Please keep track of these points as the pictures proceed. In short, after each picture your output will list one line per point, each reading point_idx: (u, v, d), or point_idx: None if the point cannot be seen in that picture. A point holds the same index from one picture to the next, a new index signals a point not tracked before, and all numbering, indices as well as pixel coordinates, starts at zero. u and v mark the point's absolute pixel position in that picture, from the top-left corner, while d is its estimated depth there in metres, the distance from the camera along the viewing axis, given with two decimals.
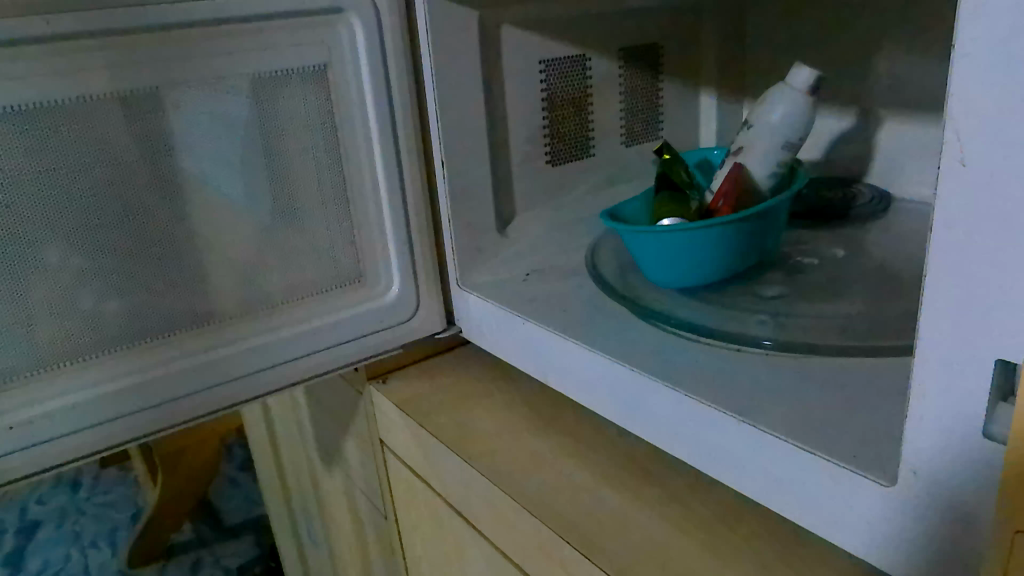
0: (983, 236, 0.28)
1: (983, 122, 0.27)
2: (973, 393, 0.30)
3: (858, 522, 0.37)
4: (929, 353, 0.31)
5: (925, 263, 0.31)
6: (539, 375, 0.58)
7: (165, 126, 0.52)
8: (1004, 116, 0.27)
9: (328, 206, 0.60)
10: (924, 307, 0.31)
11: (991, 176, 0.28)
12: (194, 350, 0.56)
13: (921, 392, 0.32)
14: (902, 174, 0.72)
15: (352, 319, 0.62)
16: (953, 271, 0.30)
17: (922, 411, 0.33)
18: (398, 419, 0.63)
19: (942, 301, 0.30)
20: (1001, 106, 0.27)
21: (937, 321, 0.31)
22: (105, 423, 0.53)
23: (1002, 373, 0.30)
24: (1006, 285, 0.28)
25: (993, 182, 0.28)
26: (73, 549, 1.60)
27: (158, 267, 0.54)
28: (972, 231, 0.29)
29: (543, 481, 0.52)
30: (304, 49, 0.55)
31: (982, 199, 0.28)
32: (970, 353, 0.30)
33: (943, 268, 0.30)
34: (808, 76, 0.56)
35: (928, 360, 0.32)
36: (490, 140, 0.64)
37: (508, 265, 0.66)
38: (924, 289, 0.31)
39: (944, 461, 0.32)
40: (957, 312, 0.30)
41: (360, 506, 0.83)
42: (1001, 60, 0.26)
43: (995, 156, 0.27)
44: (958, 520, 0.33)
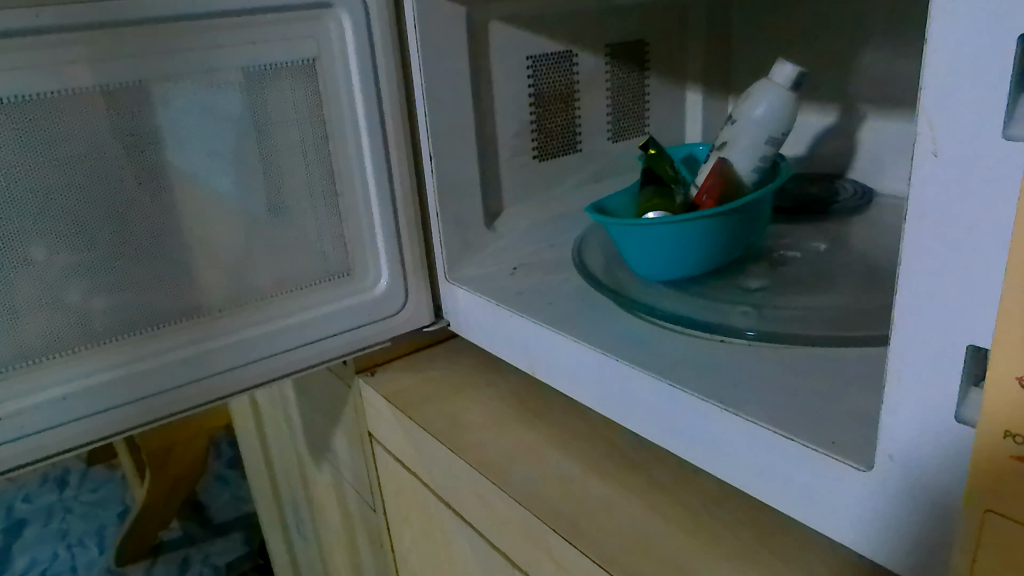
0: (955, 226, 0.29)
1: (954, 116, 0.28)
2: (945, 377, 0.31)
3: (836, 506, 0.38)
4: (904, 340, 0.32)
5: (900, 252, 0.31)
6: (526, 367, 0.59)
7: (153, 118, 0.52)
8: (976, 110, 0.28)
9: (316, 200, 0.60)
10: (899, 296, 0.32)
11: (960, 169, 0.29)
12: (181, 344, 0.57)
13: (896, 379, 0.33)
14: (884, 169, 0.73)
15: (341, 312, 0.62)
16: (926, 261, 0.31)
17: (897, 398, 0.33)
18: (387, 412, 0.64)
19: (915, 290, 0.31)
20: (972, 102, 0.28)
21: (912, 310, 0.32)
22: (96, 415, 0.53)
23: (973, 361, 0.31)
24: (976, 275, 0.29)
25: (964, 173, 0.29)
26: (60, 547, 1.59)
27: (145, 261, 0.54)
28: (945, 221, 0.30)
29: (530, 471, 0.53)
30: (292, 44, 0.56)
31: (954, 190, 0.29)
32: (943, 339, 0.31)
33: (916, 258, 0.31)
34: (790, 73, 0.57)
35: (903, 347, 0.33)
36: (478, 135, 0.64)
37: (496, 259, 0.67)
38: (899, 277, 0.32)
39: (918, 445, 0.33)
40: (930, 299, 0.31)
41: (349, 501, 0.84)
42: (972, 56, 0.27)
43: (966, 151, 0.28)
44: (931, 501, 0.33)
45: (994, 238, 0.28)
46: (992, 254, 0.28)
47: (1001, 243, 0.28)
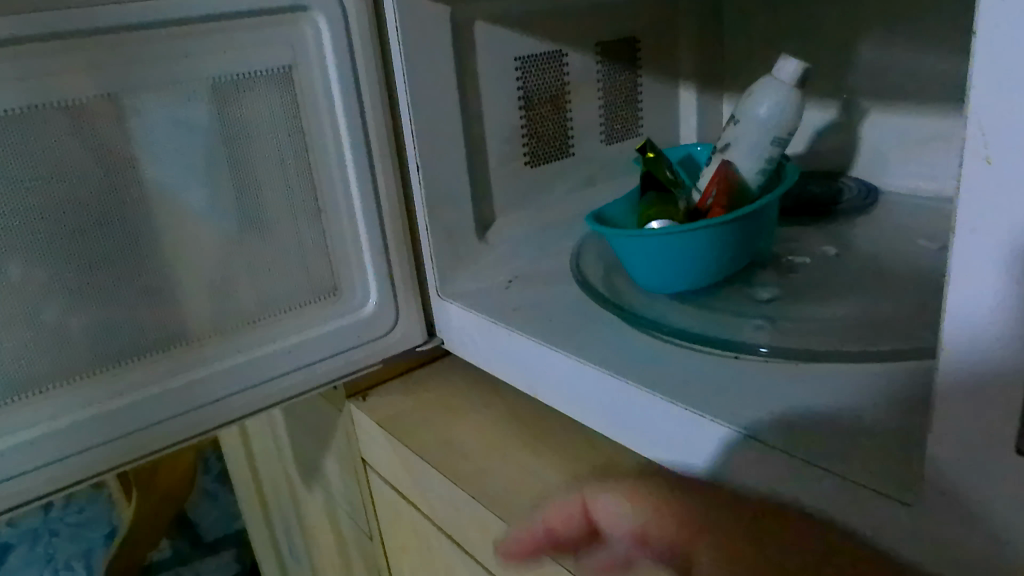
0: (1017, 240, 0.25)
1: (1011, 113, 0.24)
2: (998, 400, 0.27)
3: None
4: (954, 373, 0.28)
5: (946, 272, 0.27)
6: (527, 388, 0.56)
7: (118, 135, 0.49)
8: None
9: (298, 217, 0.57)
10: (947, 322, 0.28)
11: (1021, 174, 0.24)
12: (160, 376, 0.53)
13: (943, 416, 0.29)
14: (888, 166, 0.70)
15: (329, 335, 0.59)
16: (979, 281, 0.26)
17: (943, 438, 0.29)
18: (380, 438, 0.60)
19: (965, 315, 0.27)
20: None
21: (961, 338, 0.27)
22: (67, 458, 0.49)
23: None
24: None
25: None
26: None
27: (117, 288, 0.51)
28: (1002, 235, 0.25)
29: (536, 501, 0.49)
30: (267, 50, 0.52)
31: (1014, 199, 0.25)
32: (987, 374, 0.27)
33: (967, 278, 0.27)
34: (794, 69, 0.54)
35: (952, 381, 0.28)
36: (466, 142, 0.61)
37: (490, 272, 0.63)
38: (946, 300, 0.28)
39: None
40: (986, 325, 0.27)
41: (343, 527, 0.80)
42: None
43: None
44: None
45: None
46: None
47: None
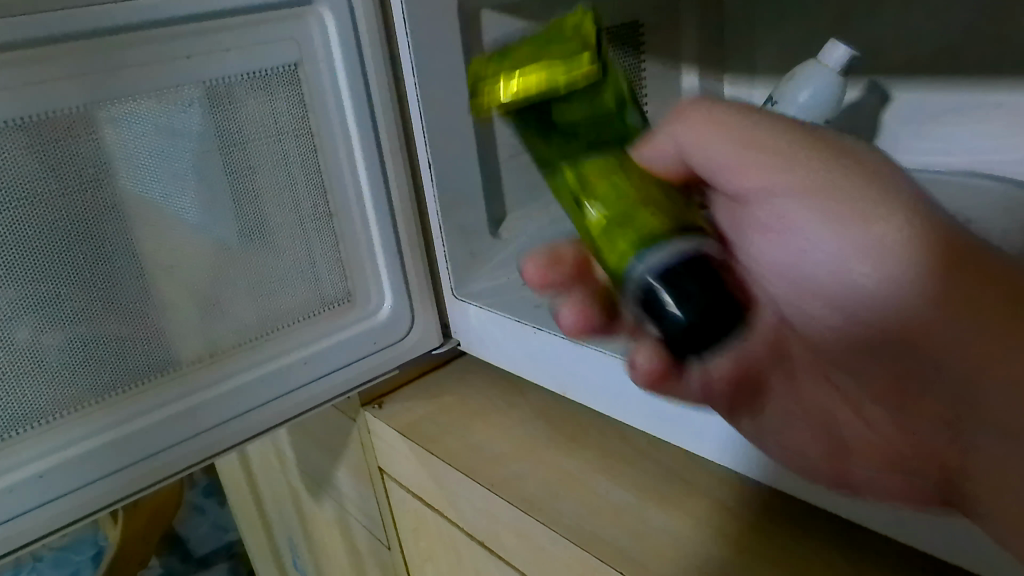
0: None
1: None
2: None
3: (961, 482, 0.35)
4: None
5: None
6: (555, 386, 0.55)
7: (116, 146, 0.45)
8: None
9: (307, 224, 0.54)
10: None
11: None
12: (170, 397, 0.50)
13: None
14: (902, 143, 0.70)
15: (344, 343, 0.56)
16: None
17: None
18: (402, 446, 0.58)
19: None
20: None
21: None
22: (78, 490, 0.46)
23: None
24: None
25: None
26: None
27: (129, 308, 0.47)
28: None
29: (578, 504, 0.48)
30: (270, 48, 0.49)
31: None
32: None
33: None
34: (841, 55, 0.53)
35: None
36: (478, 136, 0.59)
37: (506, 269, 0.61)
38: None
39: None
40: None
41: (357, 537, 0.78)
42: None
43: None
44: None
45: None
46: None
47: None
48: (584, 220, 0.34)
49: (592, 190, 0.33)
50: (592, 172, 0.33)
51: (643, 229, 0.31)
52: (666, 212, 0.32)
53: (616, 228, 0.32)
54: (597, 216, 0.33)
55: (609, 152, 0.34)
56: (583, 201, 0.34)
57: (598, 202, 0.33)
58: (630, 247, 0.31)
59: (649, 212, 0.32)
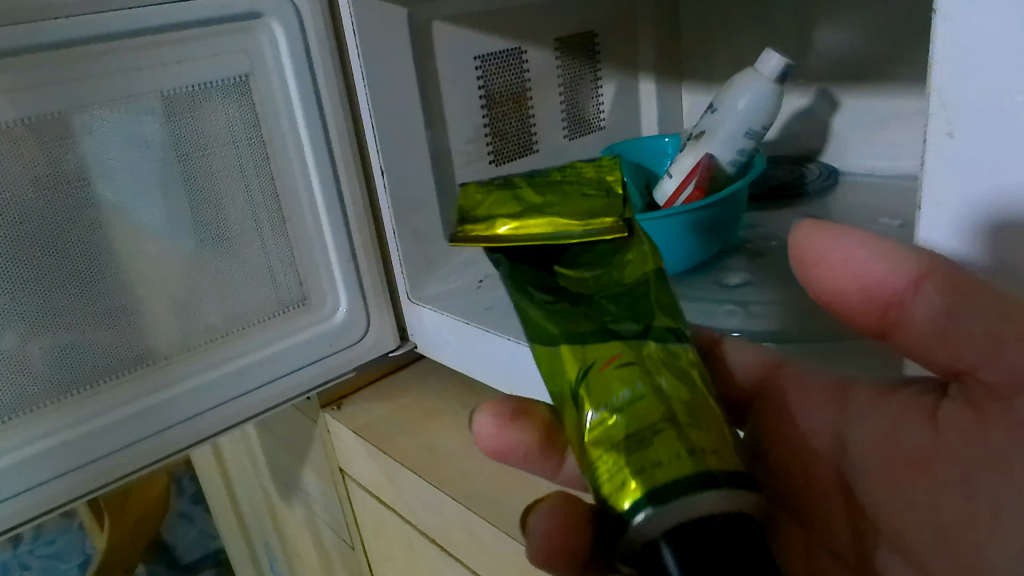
0: (972, 147, 0.28)
1: (967, 69, 0.27)
2: None
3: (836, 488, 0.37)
4: (937, 216, 0.30)
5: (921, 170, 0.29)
6: (503, 387, 0.56)
7: (69, 156, 0.47)
8: (976, 65, 0.26)
9: (262, 229, 0.56)
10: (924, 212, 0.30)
11: (978, 124, 0.27)
12: (127, 397, 0.52)
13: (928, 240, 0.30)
14: (851, 148, 0.72)
15: (300, 346, 0.58)
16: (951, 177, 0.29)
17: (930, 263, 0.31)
18: (359, 446, 0.60)
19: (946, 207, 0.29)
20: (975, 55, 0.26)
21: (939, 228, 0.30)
22: (35, 488, 0.48)
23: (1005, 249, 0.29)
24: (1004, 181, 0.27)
25: (993, 121, 0.27)
26: None
27: (84, 311, 0.49)
28: (969, 141, 0.28)
29: (521, 500, 0.49)
30: (221, 60, 0.51)
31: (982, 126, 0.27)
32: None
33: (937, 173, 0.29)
34: (777, 64, 0.55)
35: None
36: (432, 144, 0.61)
37: (461, 273, 0.63)
38: (922, 201, 0.30)
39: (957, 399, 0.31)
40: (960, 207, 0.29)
41: (325, 539, 0.79)
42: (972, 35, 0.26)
43: (976, 109, 0.27)
44: None
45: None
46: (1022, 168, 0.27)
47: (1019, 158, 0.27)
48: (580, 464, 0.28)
49: (611, 393, 0.28)
50: (572, 372, 0.30)
51: (644, 483, 0.25)
52: (702, 435, 0.26)
53: (619, 468, 0.25)
54: (592, 424, 0.27)
55: (628, 359, 0.29)
56: (546, 373, 0.32)
57: (617, 403, 0.27)
58: (623, 503, 0.25)
59: (673, 444, 0.25)
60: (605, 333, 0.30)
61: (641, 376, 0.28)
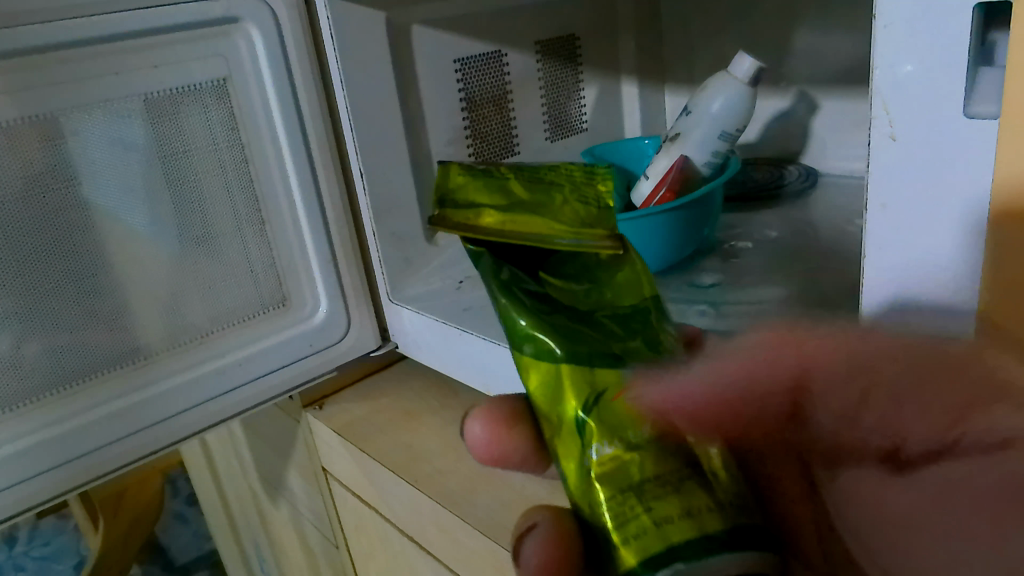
0: (917, 149, 0.28)
1: (908, 71, 0.28)
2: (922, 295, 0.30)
3: None
4: (887, 219, 0.30)
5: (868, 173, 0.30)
6: (480, 386, 0.56)
7: (48, 159, 0.48)
8: (917, 67, 0.27)
9: (244, 231, 0.56)
10: (874, 215, 0.31)
11: (921, 126, 0.28)
12: (108, 397, 0.52)
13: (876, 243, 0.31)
14: (829, 150, 0.73)
15: (280, 346, 0.58)
16: (897, 179, 0.29)
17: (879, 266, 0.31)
18: (339, 446, 0.60)
19: (895, 208, 0.30)
20: (915, 58, 0.27)
21: (890, 230, 0.30)
22: (15, 486, 0.48)
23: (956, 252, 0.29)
24: (949, 180, 0.28)
25: (933, 123, 0.28)
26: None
27: (66, 312, 0.50)
28: (912, 143, 0.28)
29: (494, 498, 0.50)
30: (200, 64, 0.52)
31: (924, 128, 0.28)
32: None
33: (884, 176, 0.30)
34: (750, 67, 0.56)
35: (878, 276, 0.31)
36: (411, 146, 0.61)
37: (441, 274, 0.64)
38: (870, 204, 0.31)
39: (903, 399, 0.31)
40: (909, 209, 0.29)
41: (310, 538, 0.80)
42: (912, 40, 0.27)
43: (919, 112, 0.28)
44: None
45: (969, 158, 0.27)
46: (966, 167, 0.27)
47: (964, 157, 0.27)
48: (581, 503, 0.27)
49: (625, 433, 0.27)
50: (580, 398, 0.28)
51: (660, 537, 0.25)
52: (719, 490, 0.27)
53: (634, 516, 0.26)
54: (606, 458, 0.27)
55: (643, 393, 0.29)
56: (536, 390, 0.30)
57: (622, 444, 0.27)
58: (634, 558, 0.25)
59: (695, 498, 0.26)
60: (611, 355, 0.29)
61: (649, 419, 0.28)
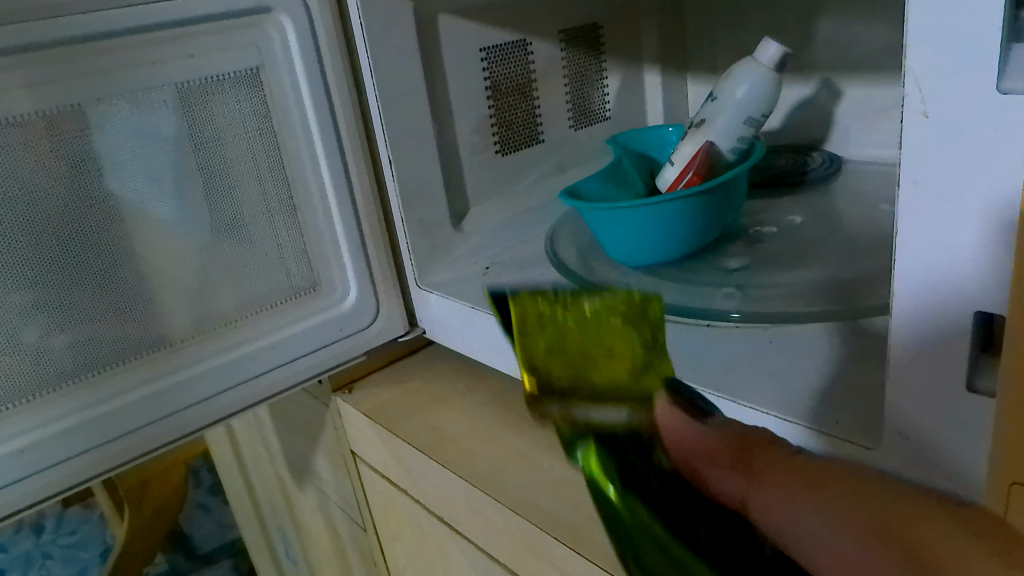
0: (949, 128, 0.28)
1: (943, 49, 0.27)
2: (948, 282, 0.30)
3: None
4: (917, 202, 0.29)
5: (900, 154, 0.29)
6: (507, 369, 0.57)
7: (90, 145, 0.49)
8: (950, 45, 0.27)
9: (275, 218, 0.58)
10: (903, 197, 0.30)
11: (955, 106, 0.27)
12: (146, 379, 0.53)
13: (906, 226, 0.30)
14: (852, 137, 0.73)
15: (310, 330, 0.60)
16: (928, 159, 0.28)
17: (908, 249, 0.30)
18: (368, 429, 0.61)
19: (926, 190, 0.29)
20: (949, 37, 0.26)
21: (918, 213, 0.30)
22: (57, 465, 0.50)
23: (989, 237, 0.28)
24: (982, 162, 0.27)
25: (966, 103, 0.27)
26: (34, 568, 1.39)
27: (104, 298, 0.51)
28: (946, 122, 0.28)
29: (522, 478, 0.51)
30: (232, 54, 0.53)
31: (960, 107, 0.27)
32: (932, 319, 0.31)
33: (916, 156, 0.29)
34: (775, 52, 0.56)
35: (908, 259, 0.31)
36: (438, 134, 0.62)
37: (467, 260, 0.65)
38: (900, 186, 0.30)
39: (928, 381, 0.32)
40: (940, 189, 0.29)
41: (337, 522, 0.81)
42: (947, 18, 0.26)
43: (951, 93, 0.27)
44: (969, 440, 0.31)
45: (1003, 139, 0.26)
46: (1000, 147, 0.27)
47: (998, 136, 0.26)
48: None
49: None
50: None
51: None
52: None
53: None
54: None
55: None
56: None
57: None
58: None
59: None
60: None
61: None
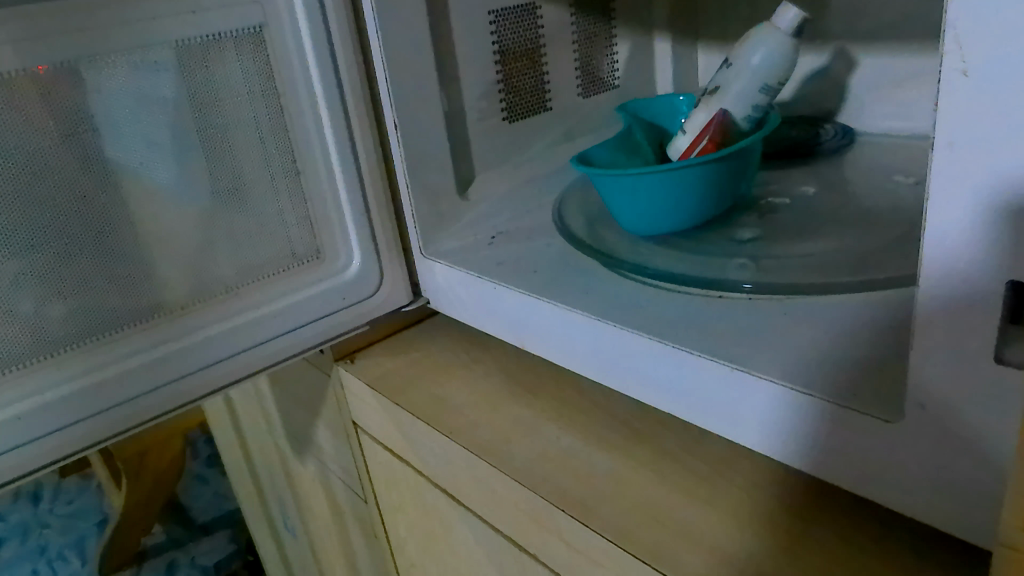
0: (990, 88, 0.26)
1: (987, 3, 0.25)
2: (980, 249, 0.28)
3: (816, 439, 0.38)
4: (952, 165, 0.28)
5: (935, 115, 0.28)
6: (513, 339, 0.56)
7: (88, 103, 0.47)
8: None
9: (277, 182, 0.56)
10: (936, 160, 0.29)
11: (998, 64, 0.26)
12: (145, 346, 0.52)
13: (937, 190, 0.29)
14: (867, 109, 0.72)
15: (313, 298, 0.58)
16: (966, 121, 0.27)
17: (938, 214, 0.29)
18: (371, 398, 0.61)
19: (961, 152, 0.28)
20: None
21: (952, 177, 0.28)
22: (55, 432, 0.49)
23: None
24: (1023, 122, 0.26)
25: (1011, 60, 0.25)
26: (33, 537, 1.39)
27: (100, 262, 0.50)
28: (987, 81, 0.26)
29: (528, 450, 0.50)
30: (234, 11, 0.51)
31: (1003, 64, 0.26)
32: (960, 286, 0.30)
33: (953, 118, 0.28)
34: (793, 18, 0.54)
35: (939, 226, 0.29)
36: (444, 100, 0.61)
37: (473, 228, 0.63)
38: (934, 148, 0.29)
39: (955, 349, 0.31)
40: (977, 152, 0.27)
41: (337, 494, 0.80)
42: None
43: (993, 50, 0.26)
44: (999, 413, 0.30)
45: None
46: None
47: None
48: None
49: None
50: None
51: None
52: None
53: None
54: None
55: None
56: None
57: None
58: None
59: None
60: None
61: None
